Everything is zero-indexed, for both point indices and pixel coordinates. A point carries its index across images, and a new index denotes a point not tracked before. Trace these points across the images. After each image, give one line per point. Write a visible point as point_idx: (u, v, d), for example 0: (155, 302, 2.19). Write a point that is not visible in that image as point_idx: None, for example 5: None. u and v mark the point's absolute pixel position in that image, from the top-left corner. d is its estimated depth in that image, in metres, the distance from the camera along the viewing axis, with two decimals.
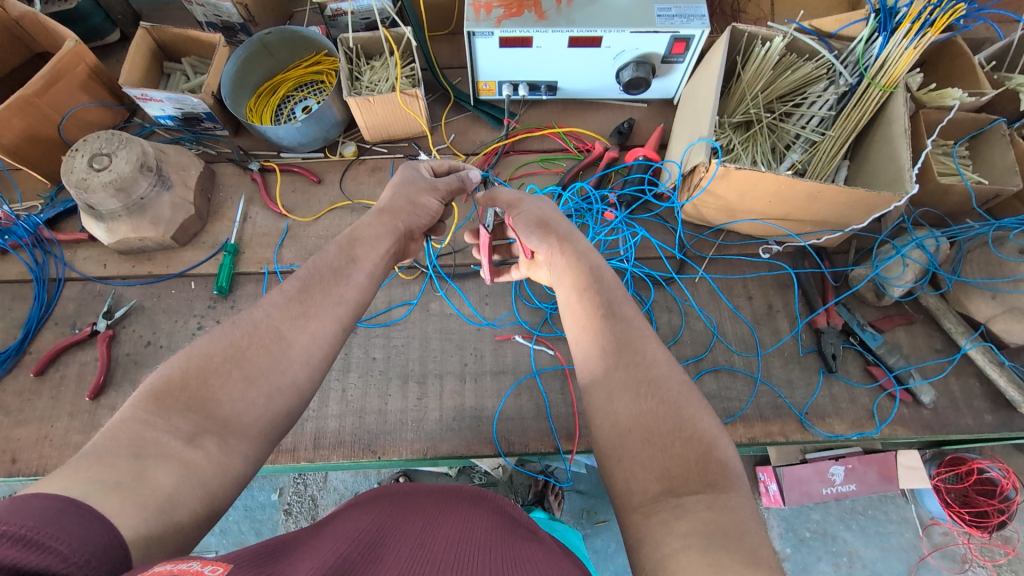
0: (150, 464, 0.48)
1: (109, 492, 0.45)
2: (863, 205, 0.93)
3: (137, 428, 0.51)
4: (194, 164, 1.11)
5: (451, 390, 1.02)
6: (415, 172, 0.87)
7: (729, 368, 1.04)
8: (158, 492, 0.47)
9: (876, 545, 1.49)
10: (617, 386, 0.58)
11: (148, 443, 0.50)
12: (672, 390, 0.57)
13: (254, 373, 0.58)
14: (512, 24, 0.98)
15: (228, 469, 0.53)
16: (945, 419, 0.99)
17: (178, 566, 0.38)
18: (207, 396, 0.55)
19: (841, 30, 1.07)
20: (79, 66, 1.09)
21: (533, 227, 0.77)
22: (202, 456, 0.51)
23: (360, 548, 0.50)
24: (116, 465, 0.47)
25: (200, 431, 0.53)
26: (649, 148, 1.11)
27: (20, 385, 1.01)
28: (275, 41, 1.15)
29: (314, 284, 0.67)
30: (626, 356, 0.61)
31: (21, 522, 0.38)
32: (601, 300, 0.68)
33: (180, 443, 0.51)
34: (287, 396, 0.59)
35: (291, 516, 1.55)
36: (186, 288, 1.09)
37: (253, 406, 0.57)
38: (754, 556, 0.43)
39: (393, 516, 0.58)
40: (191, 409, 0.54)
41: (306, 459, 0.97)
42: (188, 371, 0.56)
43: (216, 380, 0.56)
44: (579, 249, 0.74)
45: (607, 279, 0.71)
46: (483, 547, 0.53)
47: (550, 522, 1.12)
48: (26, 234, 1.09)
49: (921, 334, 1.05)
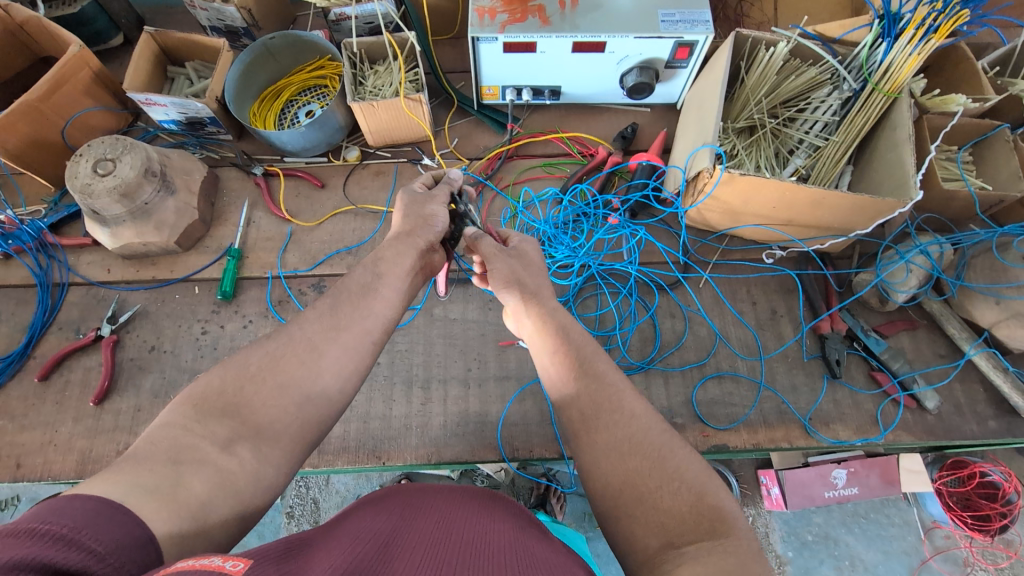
0: (187, 470, 0.49)
1: (145, 496, 0.45)
2: (869, 211, 0.93)
3: (176, 434, 0.52)
4: (198, 169, 1.11)
5: (455, 395, 1.02)
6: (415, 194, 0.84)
7: (732, 373, 1.03)
8: (192, 500, 0.48)
9: (878, 549, 1.49)
10: (612, 454, 0.57)
11: (187, 449, 0.51)
12: (656, 444, 0.57)
13: (288, 383, 0.58)
14: (516, 29, 0.99)
15: (261, 478, 0.53)
16: (948, 425, 1.00)
17: (199, 561, 0.37)
18: (243, 404, 0.56)
19: (844, 35, 1.08)
20: (83, 70, 1.09)
21: (521, 298, 0.74)
22: (236, 463, 0.52)
23: (372, 549, 0.49)
24: (154, 469, 0.48)
25: (235, 438, 0.53)
26: (653, 152, 1.11)
27: (25, 390, 1.01)
28: (279, 45, 1.15)
29: (346, 301, 0.67)
30: (602, 419, 0.60)
31: (60, 522, 0.38)
32: (572, 353, 0.67)
33: (216, 449, 0.52)
34: (318, 406, 0.60)
35: (293, 519, 1.55)
36: (190, 293, 1.09)
37: (286, 416, 0.57)
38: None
39: (405, 515, 0.57)
40: (226, 416, 0.55)
41: (310, 464, 0.97)
42: (226, 381, 0.57)
43: (252, 388, 0.57)
44: (551, 308, 0.73)
45: (578, 334, 0.70)
46: (497, 544, 0.54)
47: (553, 526, 1.13)
48: (29, 239, 1.10)
49: (925, 339, 1.05)
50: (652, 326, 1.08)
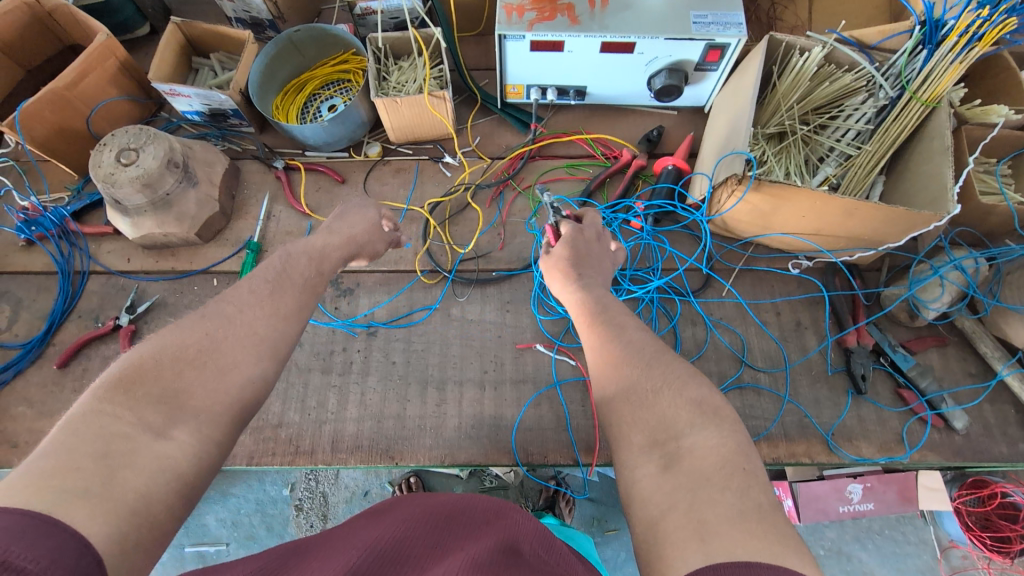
0: (119, 464, 0.47)
1: (75, 501, 0.43)
2: (902, 223, 0.90)
3: (103, 421, 0.49)
4: (220, 161, 1.11)
5: (470, 397, 1.01)
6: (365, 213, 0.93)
7: (754, 385, 1.01)
8: (129, 495, 0.46)
9: (893, 567, 1.47)
10: (622, 406, 0.60)
11: (117, 439, 0.49)
12: (647, 358, 0.64)
13: (227, 367, 0.59)
14: (544, 28, 0.96)
15: (202, 458, 0.53)
16: (978, 446, 0.96)
17: None
18: (179, 389, 0.55)
19: (883, 42, 1.04)
20: (109, 59, 1.09)
21: (565, 272, 0.79)
22: (175, 449, 0.51)
23: (370, 560, 0.51)
24: (81, 468, 0.45)
25: (170, 422, 0.52)
26: (679, 157, 1.08)
27: (44, 377, 1.02)
28: (303, 39, 1.15)
29: None
30: (607, 347, 0.67)
31: None
32: (594, 311, 0.73)
33: (150, 438, 0.50)
34: (256, 389, 0.60)
35: (302, 512, 1.56)
36: (209, 285, 1.09)
37: (224, 397, 0.57)
38: (744, 496, 0.48)
39: (406, 525, 0.59)
40: (162, 402, 0.53)
41: (323, 461, 0.97)
42: (159, 362, 0.56)
43: (191, 373, 0.56)
44: (586, 281, 0.77)
45: (607, 301, 0.75)
46: (493, 564, 0.51)
47: (562, 529, 1.12)
48: (52, 226, 1.10)
49: (955, 357, 1.02)
50: (672, 335, 1.06)
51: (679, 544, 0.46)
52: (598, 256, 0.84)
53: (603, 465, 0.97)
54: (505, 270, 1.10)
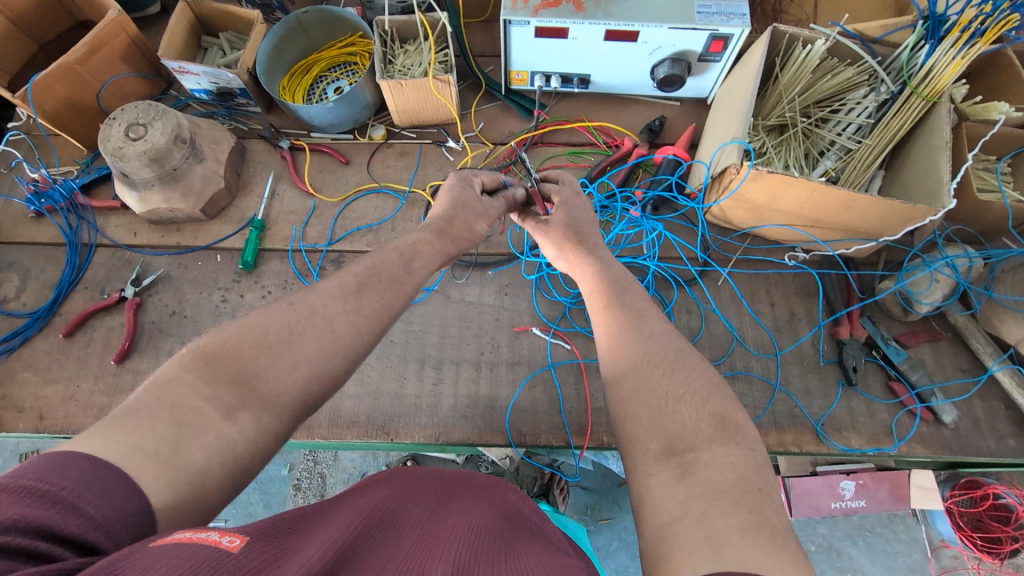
0: (188, 437, 0.48)
1: (144, 461, 0.45)
2: (898, 216, 0.91)
3: (180, 391, 0.51)
4: (226, 139, 1.13)
5: (466, 376, 1.03)
6: (467, 191, 0.86)
7: (747, 373, 1.02)
8: (190, 466, 0.47)
9: (883, 564, 1.48)
10: (627, 386, 0.62)
11: (190, 412, 0.50)
12: (652, 341, 0.66)
13: (299, 359, 0.57)
14: (549, 14, 0.97)
15: (260, 445, 0.53)
16: (966, 440, 0.97)
17: (198, 534, 0.41)
18: (254, 372, 0.55)
19: (887, 35, 1.05)
20: (120, 35, 1.11)
21: (572, 241, 0.83)
22: (237, 432, 0.51)
23: (371, 523, 0.50)
24: (156, 433, 0.48)
25: (238, 406, 0.53)
26: (680, 147, 1.09)
27: (50, 345, 1.04)
28: (311, 21, 1.16)
29: (341, 273, 0.69)
30: (624, 338, 0.68)
31: (60, 483, 0.40)
32: (612, 290, 0.75)
33: (218, 416, 0.51)
34: (322, 385, 0.58)
35: (300, 491, 1.58)
36: (212, 261, 1.11)
37: (294, 390, 0.56)
38: (750, 507, 0.49)
39: (404, 495, 0.59)
40: (234, 382, 0.54)
41: (320, 435, 0.99)
42: (244, 346, 0.56)
43: (266, 359, 0.56)
44: (599, 255, 0.81)
45: (617, 273, 0.78)
46: (490, 537, 0.52)
47: (556, 515, 1.14)
48: (61, 199, 1.12)
49: (947, 351, 1.03)
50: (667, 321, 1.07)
51: (687, 550, 0.46)
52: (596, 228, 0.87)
53: (594, 448, 0.99)
54: (504, 255, 1.12)
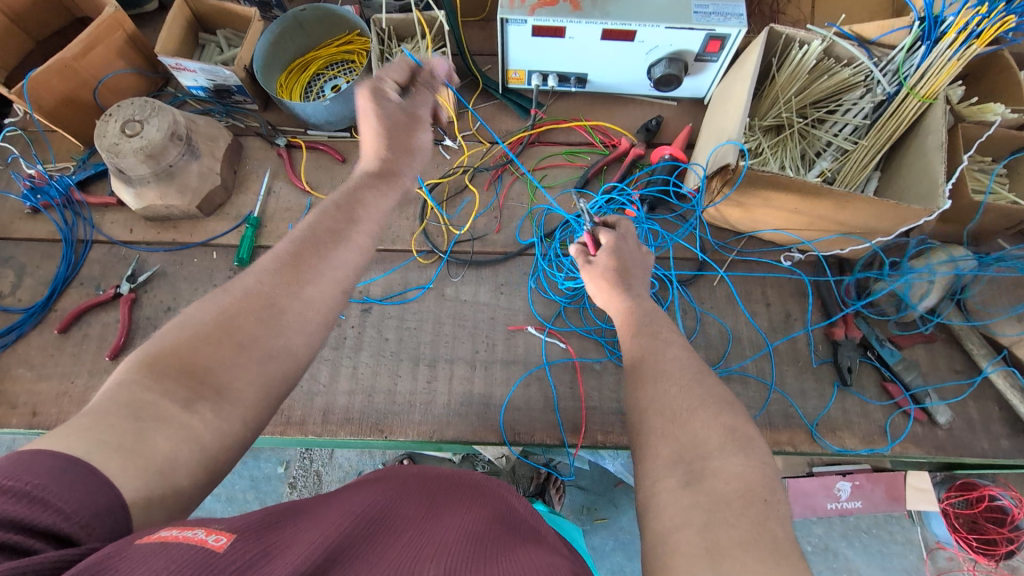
0: (149, 428, 0.48)
1: (110, 453, 0.45)
2: (893, 216, 0.90)
3: (133, 390, 0.50)
4: (223, 136, 1.13)
5: (461, 374, 1.03)
6: (386, 105, 0.82)
7: (741, 373, 1.03)
8: (157, 456, 0.47)
9: (878, 565, 1.48)
10: (651, 406, 0.63)
11: (146, 405, 0.49)
12: (658, 355, 0.67)
13: (248, 343, 0.57)
14: (545, 13, 0.97)
15: (226, 431, 0.52)
16: (959, 440, 0.97)
17: (184, 532, 0.41)
18: (202, 366, 0.54)
19: (882, 37, 1.05)
20: (117, 31, 1.11)
21: (612, 278, 0.81)
22: (197, 420, 0.51)
23: (364, 522, 0.50)
24: (116, 426, 0.47)
25: (195, 398, 0.52)
26: (676, 146, 1.08)
27: (45, 340, 1.04)
28: (309, 18, 1.17)
29: (311, 249, 0.65)
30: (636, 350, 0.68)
31: (26, 478, 0.40)
32: (643, 320, 0.74)
33: (177, 408, 0.50)
34: (280, 362, 0.59)
35: (295, 490, 1.58)
36: (208, 257, 1.11)
37: (246, 376, 0.56)
38: (749, 514, 0.49)
39: (397, 496, 0.58)
40: (186, 376, 0.53)
41: (313, 432, 0.99)
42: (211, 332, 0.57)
43: (209, 349, 0.55)
44: (637, 293, 0.80)
45: (638, 290, 0.79)
46: (482, 540, 0.51)
47: (550, 514, 1.14)
48: (57, 195, 1.12)
49: (942, 353, 1.03)
50: None
51: (688, 561, 0.46)
52: (641, 265, 0.85)
53: (588, 447, 0.98)
54: (500, 253, 1.12)
